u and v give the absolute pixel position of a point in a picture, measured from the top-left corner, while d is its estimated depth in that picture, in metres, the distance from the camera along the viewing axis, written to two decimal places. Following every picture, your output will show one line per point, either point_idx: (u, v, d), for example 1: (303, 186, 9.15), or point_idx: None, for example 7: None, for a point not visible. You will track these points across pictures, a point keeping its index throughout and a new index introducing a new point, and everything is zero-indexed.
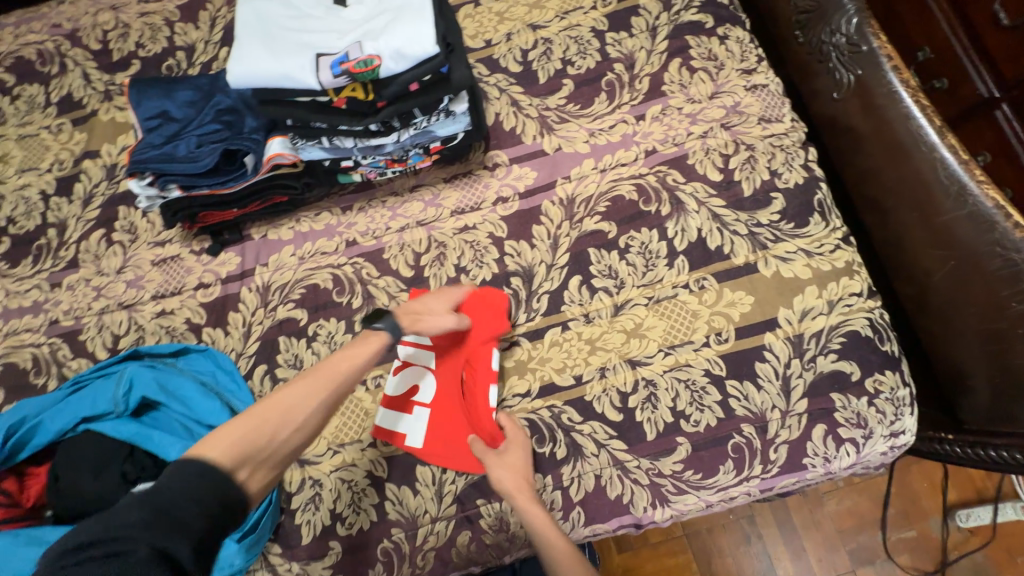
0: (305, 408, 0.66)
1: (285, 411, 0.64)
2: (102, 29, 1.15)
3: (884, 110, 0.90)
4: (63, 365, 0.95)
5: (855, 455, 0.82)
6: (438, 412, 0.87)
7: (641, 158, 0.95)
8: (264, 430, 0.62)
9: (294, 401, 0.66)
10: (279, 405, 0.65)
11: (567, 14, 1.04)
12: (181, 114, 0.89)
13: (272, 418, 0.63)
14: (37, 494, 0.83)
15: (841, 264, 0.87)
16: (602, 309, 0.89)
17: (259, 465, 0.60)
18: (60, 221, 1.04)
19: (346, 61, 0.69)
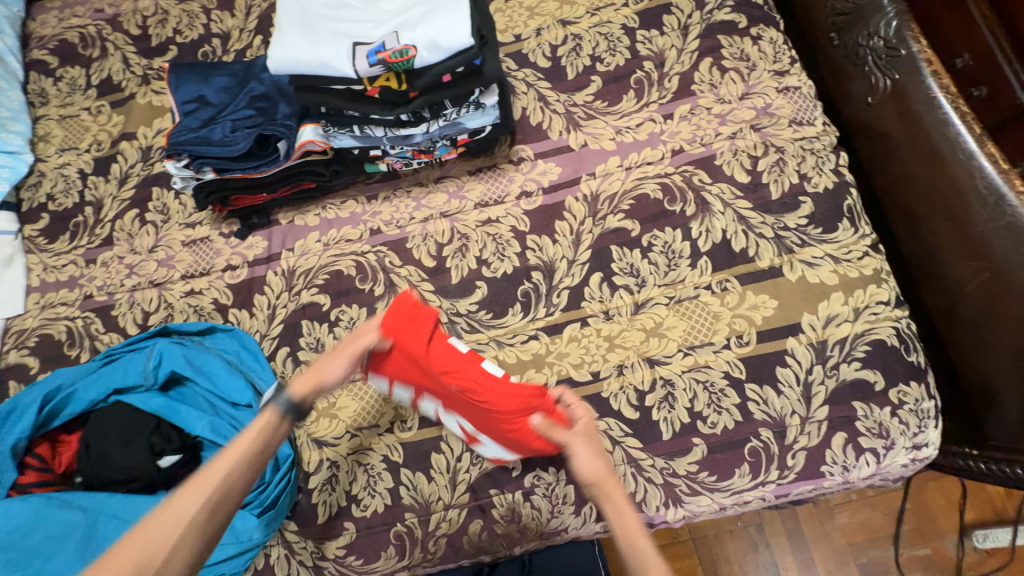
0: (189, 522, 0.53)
1: (166, 524, 0.52)
2: (142, 14, 1.19)
3: (921, 115, 0.88)
4: (96, 338, 0.98)
5: (875, 466, 0.80)
6: (491, 431, 0.78)
7: (667, 157, 0.94)
8: (141, 556, 0.50)
9: (172, 511, 0.53)
10: (153, 523, 0.52)
11: (598, 11, 1.04)
12: (217, 99, 0.91)
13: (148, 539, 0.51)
14: (68, 460, 0.87)
15: (869, 271, 0.86)
16: (622, 307, 0.89)
17: None
18: (97, 200, 1.07)
19: (382, 51, 0.70)
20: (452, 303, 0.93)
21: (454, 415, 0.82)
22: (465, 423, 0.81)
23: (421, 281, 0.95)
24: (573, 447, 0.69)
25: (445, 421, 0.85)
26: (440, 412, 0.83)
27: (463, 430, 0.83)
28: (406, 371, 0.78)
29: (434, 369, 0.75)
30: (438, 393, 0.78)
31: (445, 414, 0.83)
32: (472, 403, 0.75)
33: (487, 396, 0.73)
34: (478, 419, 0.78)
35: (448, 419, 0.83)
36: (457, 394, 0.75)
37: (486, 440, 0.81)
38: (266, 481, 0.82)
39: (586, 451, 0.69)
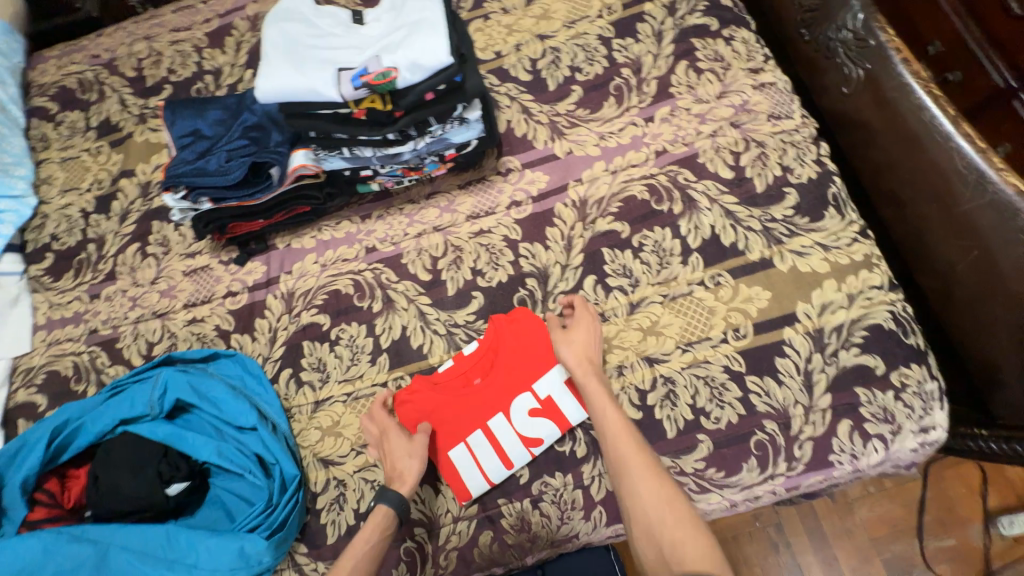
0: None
1: None
2: (137, 57, 1.24)
3: (896, 101, 0.89)
4: (102, 372, 1.00)
5: (884, 452, 0.80)
6: (530, 374, 0.87)
7: (652, 159, 0.96)
8: None
9: None
10: None
11: (574, 24, 1.07)
12: (212, 131, 0.94)
13: None
14: (76, 496, 0.87)
15: (860, 257, 0.86)
16: (618, 308, 0.90)
17: None
18: (99, 236, 1.10)
19: (365, 74, 0.72)
20: (450, 314, 0.94)
21: (515, 409, 0.86)
22: (524, 400, 0.86)
23: (418, 295, 0.96)
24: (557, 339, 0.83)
25: (527, 427, 0.85)
26: (507, 423, 0.85)
27: (536, 407, 0.86)
28: (454, 419, 0.87)
29: (455, 385, 0.88)
30: (483, 399, 0.87)
31: (514, 418, 0.85)
32: (497, 376, 0.87)
33: (494, 355, 0.88)
34: (519, 382, 0.87)
35: (522, 421, 0.85)
36: (484, 385, 0.87)
37: (547, 386, 0.86)
38: (275, 503, 0.82)
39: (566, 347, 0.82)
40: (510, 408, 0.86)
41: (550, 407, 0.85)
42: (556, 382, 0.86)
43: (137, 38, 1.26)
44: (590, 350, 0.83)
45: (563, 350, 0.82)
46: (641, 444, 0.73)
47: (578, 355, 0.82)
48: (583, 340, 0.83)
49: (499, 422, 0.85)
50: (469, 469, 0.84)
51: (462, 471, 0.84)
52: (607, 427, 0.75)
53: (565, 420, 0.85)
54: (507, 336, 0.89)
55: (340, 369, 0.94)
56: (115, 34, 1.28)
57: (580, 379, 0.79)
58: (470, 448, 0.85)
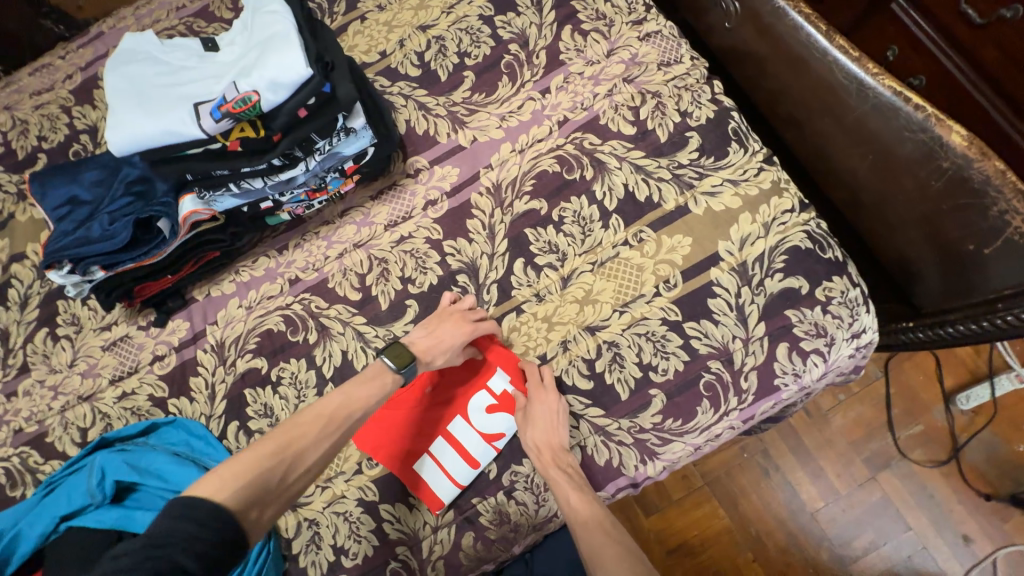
0: (317, 448, 0.67)
1: (298, 451, 0.65)
2: (0, 131, 1.14)
3: (773, 27, 0.90)
4: (37, 471, 0.93)
5: (824, 364, 0.83)
6: (481, 373, 0.88)
7: (555, 130, 0.95)
8: (275, 471, 0.62)
9: (304, 444, 0.66)
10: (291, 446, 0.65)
11: (452, 8, 1.05)
12: (90, 195, 0.88)
13: (282, 459, 0.64)
14: None
15: (768, 184, 0.88)
16: (552, 285, 0.89)
17: (267, 506, 0.60)
18: (2, 329, 1.02)
19: (224, 104, 0.69)
20: (388, 328, 0.92)
21: (474, 408, 0.87)
22: (480, 398, 0.87)
23: (352, 316, 0.93)
24: (522, 421, 0.82)
25: (487, 424, 0.86)
26: (468, 424, 0.86)
27: (493, 403, 0.87)
28: (410, 431, 0.86)
29: (405, 401, 0.88)
30: (437, 406, 0.87)
31: (472, 418, 0.86)
32: (450, 380, 0.88)
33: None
34: (472, 382, 0.88)
35: (481, 420, 0.86)
36: (436, 393, 0.88)
37: (499, 380, 0.87)
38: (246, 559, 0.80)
39: (528, 433, 0.81)
40: (468, 408, 0.87)
41: (506, 400, 0.87)
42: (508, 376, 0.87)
43: None
44: (555, 431, 0.81)
45: (529, 433, 0.81)
46: (611, 529, 0.72)
47: (541, 435, 0.81)
48: (545, 422, 0.81)
49: (458, 425, 0.86)
50: (436, 476, 0.84)
51: (429, 479, 0.84)
52: (575, 517, 0.74)
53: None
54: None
55: (288, 410, 0.91)
56: None
57: (540, 468, 0.79)
58: (433, 456, 0.85)
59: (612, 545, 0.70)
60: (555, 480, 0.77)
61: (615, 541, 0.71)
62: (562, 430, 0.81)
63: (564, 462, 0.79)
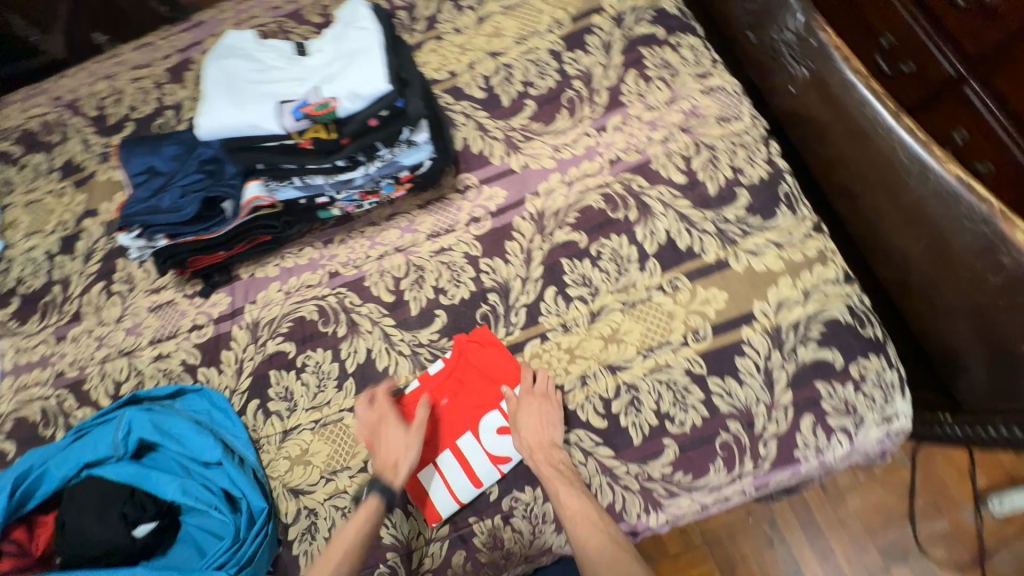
0: None
1: None
2: (98, 97, 1.26)
3: (839, 98, 0.90)
4: (70, 415, 0.99)
5: (849, 444, 0.80)
6: (495, 391, 0.89)
7: (606, 168, 0.98)
8: None
9: None
10: None
11: (525, 39, 1.10)
12: (167, 167, 0.95)
13: None
14: (45, 543, 0.86)
15: (813, 252, 0.87)
16: (579, 317, 0.90)
17: None
18: (64, 277, 1.10)
19: (306, 106, 0.75)
20: (414, 334, 0.94)
21: (484, 425, 0.87)
22: (492, 419, 0.87)
23: (382, 317, 0.96)
24: (522, 419, 0.83)
25: (495, 446, 0.85)
26: (477, 442, 0.86)
27: (504, 425, 0.86)
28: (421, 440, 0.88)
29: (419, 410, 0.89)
30: (450, 420, 0.88)
31: (482, 437, 0.86)
32: (467, 397, 0.89)
33: (461, 373, 0.90)
34: (485, 400, 0.89)
35: (489, 439, 0.86)
36: (450, 407, 0.89)
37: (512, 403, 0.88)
38: (244, 538, 0.82)
39: (524, 423, 0.83)
40: (479, 424, 0.88)
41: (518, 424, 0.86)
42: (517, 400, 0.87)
43: (98, 78, 1.28)
44: (546, 430, 0.82)
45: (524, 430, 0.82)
46: (597, 519, 0.75)
47: (531, 439, 0.81)
48: (541, 420, 0.83)
49: (467, 441, 0.86)
50: (439, 488, 0.84)
51: (431, 491, 0.84)
52: (561, 507, 0.76)
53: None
54: (470, 357, 0.90)
55: (307, 397, 0.94)
56: (77, 76, 1.31)
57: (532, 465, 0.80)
58: (439, 468, 0.85)
59: (596, 534, 0.74)
60: (547, 478, 0.78)
61: (601, 531, 0.74)
62: (556, 428, 0.82)
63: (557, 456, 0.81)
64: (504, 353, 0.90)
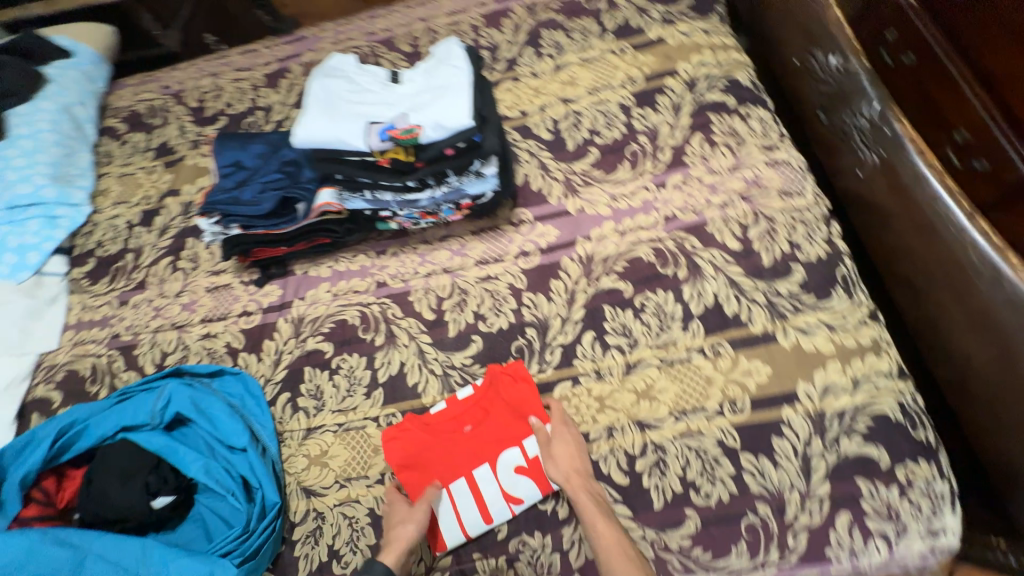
0: None
1: None
2: (201, 91, 1.39)
3: (910, 189, 0.89)
4: (116, 376, 1.05)
5: (887, 553, 0.74)
6: (519, 427, 0.88)
7: (660, 223, 0.99)
8: None
9: None
10: None
11: (597, 91, 1.15)
12: (251, 163, 1.02)
13: None
14: (70, 496, 0.89)
15: (867, 340, 0.84)
16: (614, 367, 0.89)
17: None
18: (138, 247, 1.19)
19: (392, 129, 0.80)
20: (448, 355, 0.95)
21: (502, 460, 0.86)
22: (512, 455, 0.86)
23: (420, 333, 0.98)
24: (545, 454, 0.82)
25: (511, 484, 0.84)
26: (493, 475, 0.85)
27: (523, 465, 0.85)
28: (439, 462, 0.87)
29: (442, 431, 0.89)
30: (472, 447, 0.88)
31: (498, 472, 0.85)
32: (490, 428, 0.88)
33: (489, 403, 0.90)
34: (507, 435, 0.88)
35: (506, 476, 0.85)
36: (473, 435, 0.88)
37: (534, 444, 0.87)
38: (253, 529, 0.82)
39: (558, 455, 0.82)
40: (497, 458, 0.87)
41: (537, 466, 0.85)
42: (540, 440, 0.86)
43: (204, 75, 1.42)
44: (577, 459, 0.82)
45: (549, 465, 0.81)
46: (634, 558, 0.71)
47: (564, 467, 0.81)
48: (569, 455, 0.82)
49: (484, 473, 0.85)
50: (449, 515, 0.83)
51: (441, 517, 0.83)
52: (597, 536, 0.73)
53: (547, 485, 0.84)
54: (501, 390, 0.90)
55: (335, 399, 0.96)
56: (187, 70, 1.45)
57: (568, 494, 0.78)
58: (451, 495, 0.85)
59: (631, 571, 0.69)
60: (582, 505, 0.76)
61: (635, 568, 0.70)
62: (584, 459, 0.82)
63: (590, 488, 0.79)
64: (533, 390, 0.89)
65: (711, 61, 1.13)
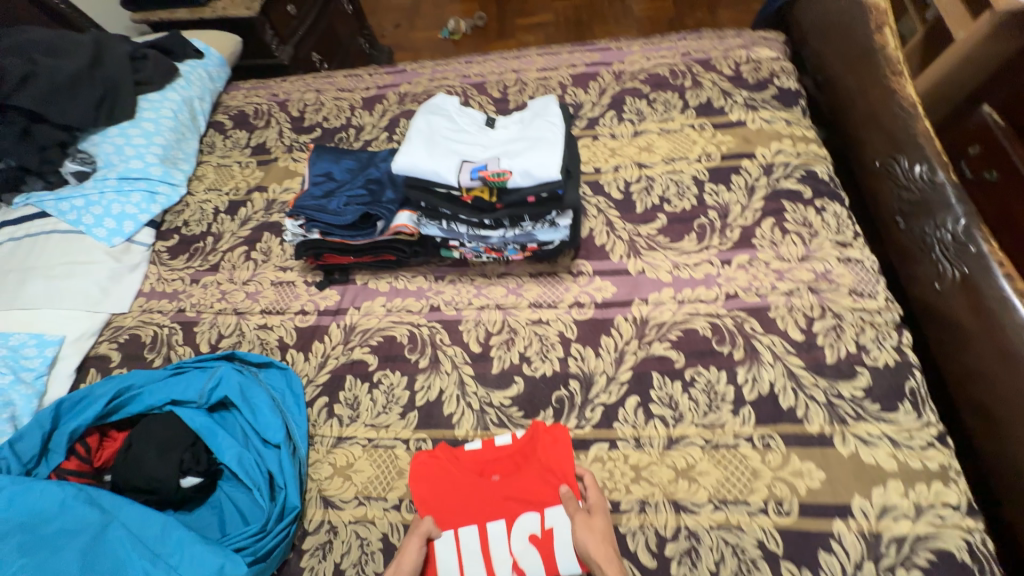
0: None
1: None
2: (304, 103, 1.52)
3: (995, 313, 0.85)
4: (172, 348, 1.10)
5: None
6: (544, 492, 0.82)
7: (720, 299, 0.98)
8: None
9: None
10: None
11: (672, 161, 1.18)
12: (341, 176, 1.10)
13: None
14: (107, 457, 0.92)
15: (934, 465, 0.78)
16: (655, 438, 0.86)
17: None
18: (219, 232, 1.28)
19: (484, 170, 0.85)
20: (488, 391, 0.96)
21: (519, 523, 0.80)
22: (529, 520, 0.80)
23: (464, 364, 0.99)
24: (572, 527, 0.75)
25: (521, 553, 0.78)
26: (506, 535, 0.79)
27: (537, 535, 0.79)
28: (453, 501, 0.83)
29: (468, 472, 0.86)
30: (492, 498, 0.83)
31: (511, 534, 0.79)
32: (517, 484, 0.83)
33: (523, 457, 0.87)
34: (529, 497, 0.82)
35: (518, 541, 0.79)
36: (499, 485, 0.84)
37: (554, 515, 0.80)
38: (268, 529, 0.82)
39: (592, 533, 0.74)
40: (514, 520, 0.81)
41: (550, 541, 0.78)
42: (564, 513, 0.79)
43: (310, 90, 1.56)
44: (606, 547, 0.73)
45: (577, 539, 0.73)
46: None
47: (601, 546, 0.73)
48: (603, 533, 0.75)
49: (497, 529, 0.80)
50: (450, 561, 0.78)
51: (440, 562, 0.78)
52: None
53: (556, 566, 0.77)
54: (538, 447, 0.86)
55: (370, 412, 0.97)
56: (295, 83, 1.60)
57: None
58: (458, 540, 0.80)
59: None
60: None
61: None
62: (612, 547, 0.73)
63: None
64: (569, 455, 0.84)
65: (790, 150, 1.15)
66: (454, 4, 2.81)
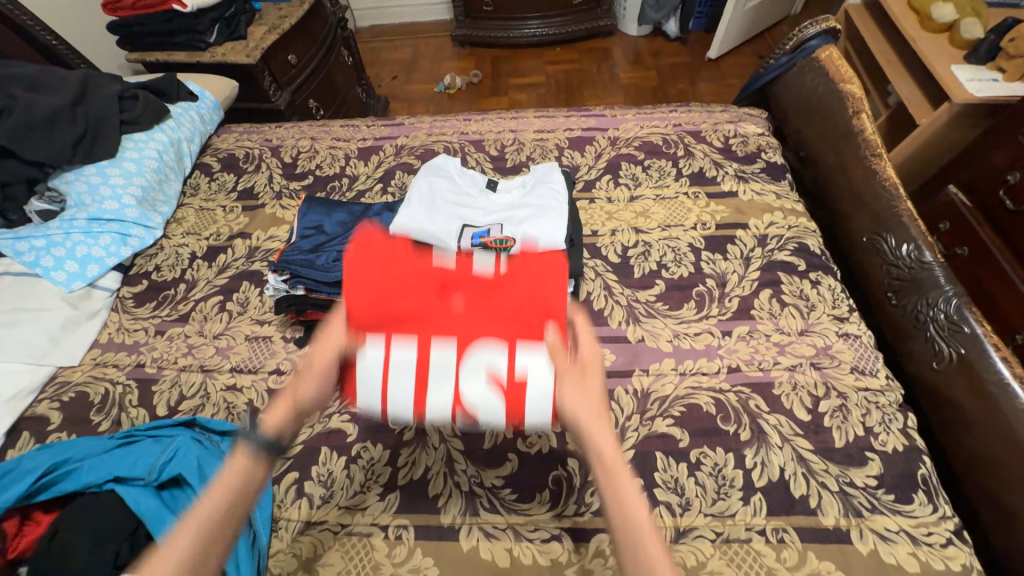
0: None
1: None
2: (297, 150, 1.50)
3: (996, 397, 0.85)
4: (124, 410, 0.99)
5: None
6: (520, 328, 0.59)
7: (723, 372, 0.95)
8: None
9: None
10: None
11: (668, 228, 1.19)
12: (332, 230, 1.05)
13: None
14: (23, 547, 0.76)
15: (958, 566, 0.73)
16: (661, 528, 0.79)
17: None
18: (193, 279, 1.20)
19: (486, 236, 0.82)
20: (478, 469, 0.87)
21: (480, 356, 0.58)
22: (493, 356, 0.58)
23: (453, 437, 0.91)
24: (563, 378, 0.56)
25: (472, 386, 0.58)
26: (457, 362, 0.58)
27: (500, 374, 0.58)
28: (389, 310, 0.59)
29: (422, 279, 0.61)
30: (445, 320, 0.59)
31: (464, 367, 0.58)
32: (487, 311, 0.60)
33: (502, 282, 0.62)
34: (497, 329, 0.59)
35: (472, 373, 0.58)
36: (465, 308, 0.60)
37: (531, 357, 0.58)
38: None
39: (582, 392, 0.55)
40: (472, 351, 0.58)
41: (519, 388, 0.57)
42: (547, 360, 0.58)
43: (304, 137, 1.55)
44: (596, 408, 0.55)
45: (568, 399, 0.55)
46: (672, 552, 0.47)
47: (587, 404, 0.54)
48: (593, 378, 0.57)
49: (443, 355, 0.58)
50: (368, 376, 0.58)
51: (356, 379, 0.59)
52: (626, 515, 0.48)
53: (520, 415, 0.58)
54: (525, 273, 0.62)
55: (346, 492, 0.87)
56: (290, 129, 1.59)
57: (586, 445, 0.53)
58: (381, 357, 0.58)
59: None
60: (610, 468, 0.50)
61: None
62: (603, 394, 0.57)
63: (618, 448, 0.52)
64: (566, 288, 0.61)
65: (781, 222, 1.17)
66: (450, 61, 2.94)
